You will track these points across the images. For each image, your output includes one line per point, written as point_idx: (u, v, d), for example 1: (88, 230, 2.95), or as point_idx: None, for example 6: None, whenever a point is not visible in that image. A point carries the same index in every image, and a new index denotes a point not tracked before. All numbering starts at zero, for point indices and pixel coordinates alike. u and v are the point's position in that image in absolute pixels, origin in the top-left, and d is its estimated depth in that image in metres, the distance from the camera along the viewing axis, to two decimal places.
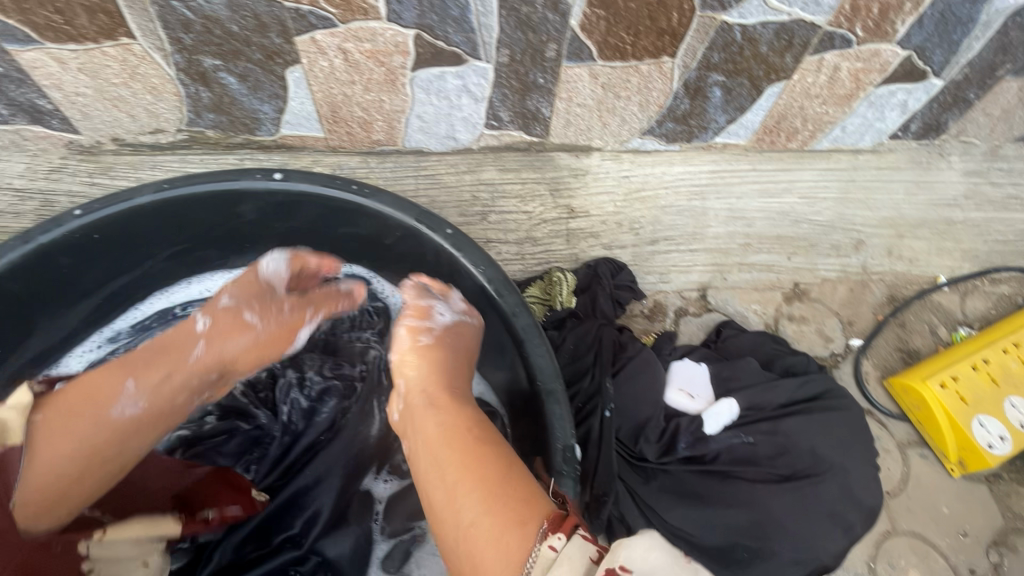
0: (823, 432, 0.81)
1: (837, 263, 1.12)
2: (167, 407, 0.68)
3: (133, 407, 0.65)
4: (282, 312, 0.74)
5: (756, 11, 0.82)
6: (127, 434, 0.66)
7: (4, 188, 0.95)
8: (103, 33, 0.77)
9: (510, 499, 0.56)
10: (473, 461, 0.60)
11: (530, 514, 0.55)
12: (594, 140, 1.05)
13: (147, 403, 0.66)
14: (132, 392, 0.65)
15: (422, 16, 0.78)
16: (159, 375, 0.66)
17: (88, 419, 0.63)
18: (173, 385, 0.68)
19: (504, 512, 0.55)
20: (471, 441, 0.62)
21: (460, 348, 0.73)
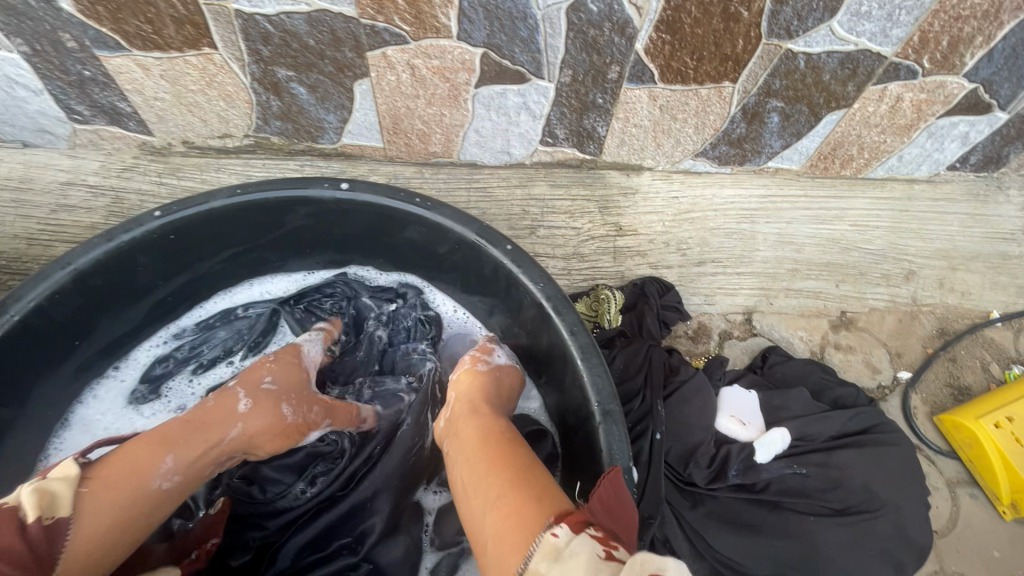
0: (876, 468, 0.81)
1: (887, 292, 1.11)
2: (196, 480, 0.64)
3: (166, 483, 0.60)
4: (312, 408, 0.74)
5: (823, 41, 0.82)
6: (161, 505, 0.61)
7: (79, 184, 1.00)
8: (188, 43, 0.82)
9: (531, 493, 0.55)
10: (503, 459, 0.60)
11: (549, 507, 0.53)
12: (646, 160, 1.06)
13: (180, 479, 0.62)
14: (167, 470, 0.61)
15: (491, 36, 0.80)
16: (198, 450, 0.63)
17: (129, 489, 0.58)
18: (205, 462, 0.64)
19: (525, 499, 0.54)
20: (501, 444, 0.63)
21: (508, 389, 0.76)
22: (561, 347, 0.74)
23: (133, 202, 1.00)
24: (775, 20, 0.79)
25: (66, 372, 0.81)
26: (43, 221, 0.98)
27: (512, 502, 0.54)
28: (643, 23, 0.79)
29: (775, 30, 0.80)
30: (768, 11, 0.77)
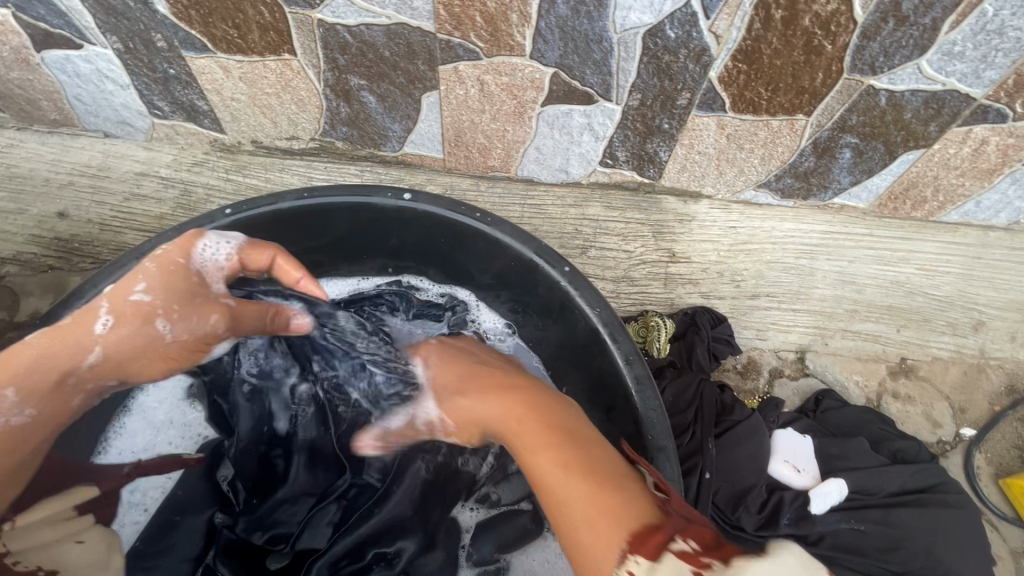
0: (937, 531, 0.83)
1: (953, 342, 1.05)
2: (62, 413, 0.61)
3: (17, 418, 0.57)
4: (201, 322, 0.66)
5: (909, 78, 0.78)
6: (23, 443, 0.58)
7: (152, 176, 1.04)
8: (270, 49, 0.85)
9: (593, 489, 0.50)
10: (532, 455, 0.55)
11: (624, 510, 0.48)
12: (706, 187, 1.03)
13: (34, 413, 0.58)
14: (14, 403, 0.57)
15: (564, 56, 0.80)
16: (49, 381, 0.59)
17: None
18: (64, 389, 0.61)
19: (579, 520, 0.49)
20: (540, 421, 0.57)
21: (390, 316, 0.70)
22: (615, 375, 0.73)
23: (200, 195, 1.03)
24: (860, 54, 0.76)
25: None
26: (116, 208, 1.02)
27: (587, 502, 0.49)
28: (720, 51, 0.77)
29: (857, 65, 0.77)
30: (853, 46, 0.74)
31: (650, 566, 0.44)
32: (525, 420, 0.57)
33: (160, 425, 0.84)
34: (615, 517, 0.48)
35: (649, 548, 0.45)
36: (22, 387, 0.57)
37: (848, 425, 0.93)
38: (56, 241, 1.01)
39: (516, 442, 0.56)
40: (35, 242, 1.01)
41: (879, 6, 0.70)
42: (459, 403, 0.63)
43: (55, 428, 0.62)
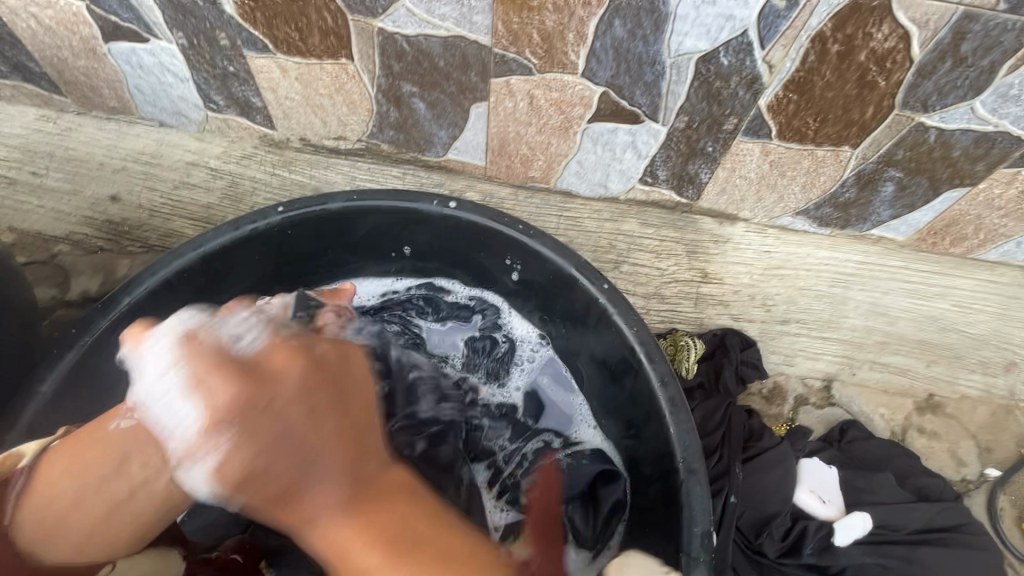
0: (959, 568, 0.85)
1: (983, 380, 1.05)
2: (163, 428, 0.64)
3: (126, 425, 0.63)
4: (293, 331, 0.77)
5: (961, 118, 0.78)
6: (122, 450, 0.61)
7: (202, 166, 1.08)
8: (328, 53, 0.87)
9: (417, 537, 0.53)
10: (371, 517, 0.53)
11: (480, 571, 0.52)
12: (743, 211, 1.04)
13: (137, 418, 0.62)
14: (134, 415, 0.63)
15: (616, 76, 0.81)
16: (154, 391, 0.64)
17: (91, 444, 0.62)
18: None
19: (437, 538, 0.54)
20: (376, 497, 0.55)
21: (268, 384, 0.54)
22: (648, 394, 0.74)
23: (246, 188, 1.06)
24: (913, 92, 0.76)
25: None
26: (166, 195, 1.06)
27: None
28: (772, 81, 0.78)
29: (910, 102, 0.77)
30: (907, 83, 0.74)
31: None
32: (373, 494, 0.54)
33: None
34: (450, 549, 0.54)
35: None
36: None
37: (873, 457, 0.94)
38: (107, 224, 1.04)
39: (383, 491, 0.64)
40: (88, 223, 1.04)
41: (937, 46, 0.69)
42: (233, 459, 0.51)
43: (159, 460, 0.64)
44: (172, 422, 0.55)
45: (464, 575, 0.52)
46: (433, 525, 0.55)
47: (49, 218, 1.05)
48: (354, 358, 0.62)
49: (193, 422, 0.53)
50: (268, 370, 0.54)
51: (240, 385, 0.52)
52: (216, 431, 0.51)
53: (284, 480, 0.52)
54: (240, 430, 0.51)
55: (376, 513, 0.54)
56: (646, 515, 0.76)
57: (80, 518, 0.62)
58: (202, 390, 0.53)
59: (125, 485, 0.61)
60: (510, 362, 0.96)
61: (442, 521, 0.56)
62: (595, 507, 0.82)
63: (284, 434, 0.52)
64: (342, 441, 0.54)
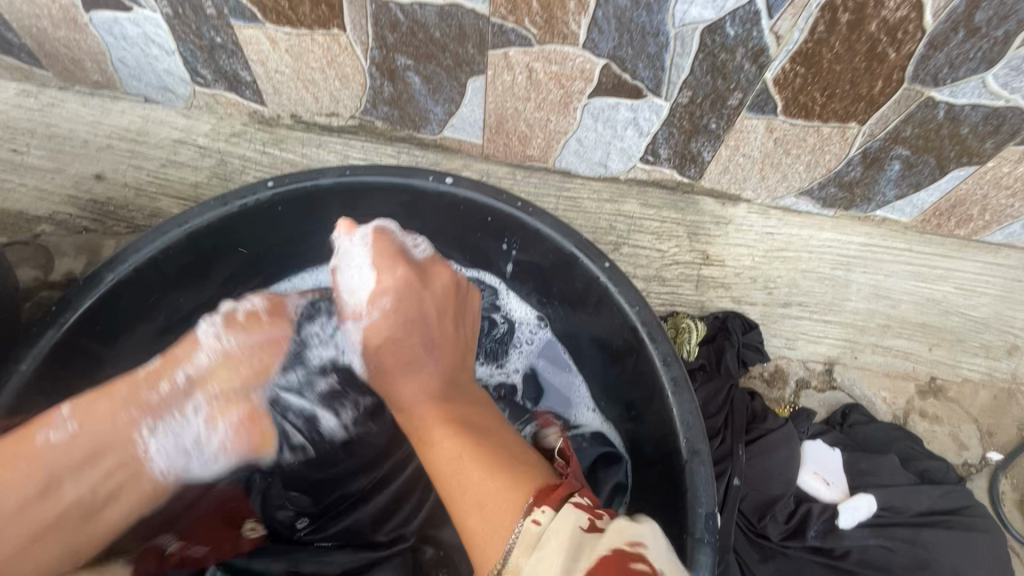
0: (962, 551, 0.84)
1: (985, 364, 1.03)
2: (110, 436, 0.67)
3: (59, 432, 0.65)
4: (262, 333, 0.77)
5: (972, 92, 0.76)
6: (51, 468, 0.64)
7: (190, 144, 1.04)
8: (319, 23, 0.84)
9: (478, 441, 0.65)
10: (463, 405, 0.73)
11: (529, 478, 0.59)
12: (746, 191, 1.02)
13: (78, 428, 0.65)
14: (58, 422, 0.65)
15: (618, 48, 0.79)
16: (95, 399, 0.67)
17: (16, 449, 0.63)
18: (105, 401, 0.67)
19: (498, 455, 0.63)
20: (465, 399, 0.75)
21: (411, 315, 0.78)
22: (650, 375, 0.72)
23: (236, 166, 1.03)
24: (924, 64, 0.73)
25: (149, 329, 0.83)
26: (153, 173, 1.03)
27: (483, 463, 0.61)
28: (779, 52, 0.75)
29: (920, 75, 0.75)
30: (919, 55, 0.72)
31: (552, 512, 0.52)
32: (465, 399, 0.74)
33: None
34: (506, 473, 0.60)
35: (550, 500, 0.54)
36: (75, 404, 0.66)
37: (876, 440, 0.93)
38: (92, 203, 1.01)
39: (430, 421, 0.70)
40: (71, 202, 1.01)
41: (951, 15, 0.67)
42: (378, 326, 0.78)
43: (101, 462, 0.67)
44: (354, 286, 0.79)
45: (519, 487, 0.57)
46: (495, 433, 0.68)
47: (31, 197, 1.01)
48: (474, 295, 0.86)
49: (370, 291, 0.78)
50: (427, 278, 0.80)
51: (408, 277, 0.78)
52: (382, 300, 0.77)
53: (409, 352, 0.77)
54: (393, 312, 0.77)
55: (469, 405, 0.73)
56: (647, 498, 0.75)
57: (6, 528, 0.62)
58: (388, 270, 0.78)
59: (56, 502, 0.65)
60: (510, 344, 0.94)
61: (503, 446, 0.65)
62: (594, 490, 0.79)
63: (422, 322, 0.78)
64: (447, 351, 0.79)
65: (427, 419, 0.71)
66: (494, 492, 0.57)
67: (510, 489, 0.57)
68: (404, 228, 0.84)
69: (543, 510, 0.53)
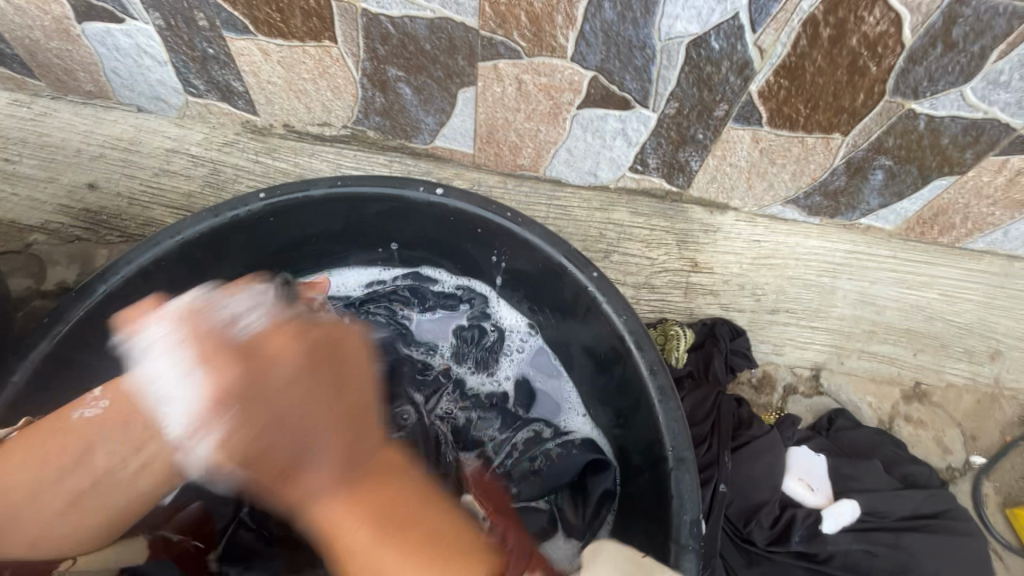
0: (944, 554, 0.86)
1: (969, 369, 1.05)
2: (133, 403, 0.68)
3: (92, 409, 0.67)
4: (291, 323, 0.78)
5: (951, 104, 0.78)
6: (89, 437, 0.66)
7: (183, 153, 1.05)
8: (310, 35, 0.85)
9: (425, 542, 0.57)
10: (380, 496, 0.60)
11: (478, 568, 0.56)
12: (733, 200, 1.03)
13: (109, 402, 0.67)
14: (93, 399, 0.68)
15: (605, 61, 0.80)
16: (120, 378, 0.69)
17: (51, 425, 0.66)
18: (138, 380, 0.70)
19: (442, 572, 0.55)
20: (380, 480, 0.61)
21: (284, 409, 0.60)
22: (637, 383, 0.74)
23: (229, 175, 1.04)
24: (904, 78, 0.75)
25: None
26: (145, 182, 1.03)
27: (425, 572, 0.55)
28: (762, 66, 0.77)
29: (900, 88, 0.76)
30: (898, 69, 0.74)
31: None
32: (371, 478, 0.60)
33: None
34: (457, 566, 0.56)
35: None
36: (108, 383, 0.69)
37: (860, 445, 0.95)
38: (84, 212, 1.01)
39: (346, 517, 0.58)
40: (64, 211, 1.01)
41: (929, 30, 0.68)
42: (226, 433, 0.60)
43: (126, 432, 0.67)
44: (231, 307, 0.68)
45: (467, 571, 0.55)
46: (437, 516, 0.60)
47: (24, 206, 1.02)
48: (344, 341, 0.70)
49: (192, 407, 0.61)
50: (256, 355, 0.62)
51: (235, 377, 0.60)
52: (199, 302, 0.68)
53: (282, 457, 0.59)
54: (236, 416, 0.59)
55: (388, 488, 0.61)
56: (633, 505, 0.76)
57: (39, 496, 0.62)
58: (209, 368, 0.61)
59: (89, 471, 0.65)
60: (500, 352, 0.94)
61: (449, 523, 0.60)
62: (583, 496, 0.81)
63: (280, 416, 0.59)
64: (336, 424, 0.61)
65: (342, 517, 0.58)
66: None
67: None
68: (227, 294, 0.70)
69: None
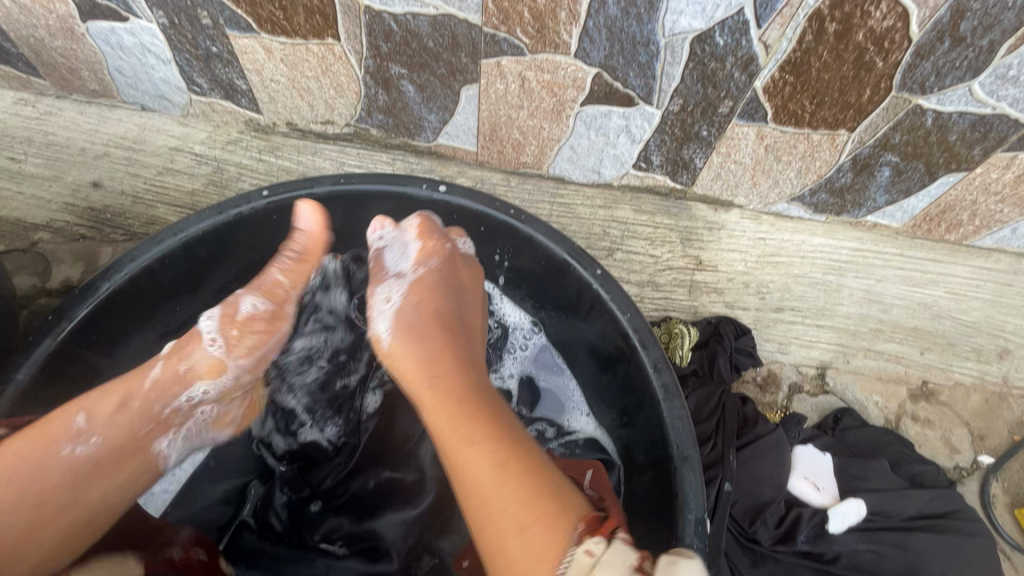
0: (952, 554, 0.85)
1: (976, 368, 1.04)
2: (130, 438, 0.66)
3: (83, 445, 0.63)
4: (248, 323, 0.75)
5: (959, 100, 0.77)
6: (87, 473, 0.63)
7: (186, 152, 1.05)
8: (313, 33, 0.85)
9: (521, 472, 0.57)
10: (481, 419, 0.61)
11: (564, 503, 0.55)
12: (738, 197, 1.03)
13: (101, 439, 0.64)
14: (83, 428, 0.63)
15: (609, 57, 0.79)
16: (109, 408, 0.65)
17: (40, 454, 0.61)
18: (129, 412, 0.66)
19: (536, 490, 0.56)
20: (479, 404, 0.63)
21: (443, 288, 0.75)
22: (641, 381, 0.73)
23: (232, 173, 1.04)
24: (911, 73, 0.74)
25: (146, 337, 0.84)
26: (149, 181, 1.03)
27: (515, 485, 0.56)
28: (768, 61, 0.76)
29: (907, 83, 0.75)
30: (905, 64, 0.73)
31: (604, 546, 0.50)
32: (474, 408, 0.62)
33: None
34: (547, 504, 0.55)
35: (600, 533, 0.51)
36: (95, 411, 0.64)
37: (867, 444, 0.94)
38: (89, 211, 1.02)
39: (449, 414, 0.62)
40: (69, 210, 1.02)
41: (937, 25, 0.68)
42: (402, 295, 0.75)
43: (129, 464, 0.66)
44: (393, 264, 0.78)
45: (554, 511, 0.54)
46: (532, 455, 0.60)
47: (29, 205, 1.02)
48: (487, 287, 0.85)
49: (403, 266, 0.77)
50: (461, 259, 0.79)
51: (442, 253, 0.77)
52: (427, 262, 0.76)
53: (435, 318, 0.72)
54: (431, 274, 0.76)
55: (495, 421, 0.61)
56: (638, 504, 0.75)
57: (42, 518, 0.60)
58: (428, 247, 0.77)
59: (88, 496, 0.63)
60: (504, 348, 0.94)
61: (540, 463, 0.59)
62: None
63: (449, 296, 0.75)
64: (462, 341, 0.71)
65: (445, 408, 0.62)
66: (527, 507, 0.54)
67: (553, 519, 0.53)
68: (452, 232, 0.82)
69: (597, 539, 0.51)
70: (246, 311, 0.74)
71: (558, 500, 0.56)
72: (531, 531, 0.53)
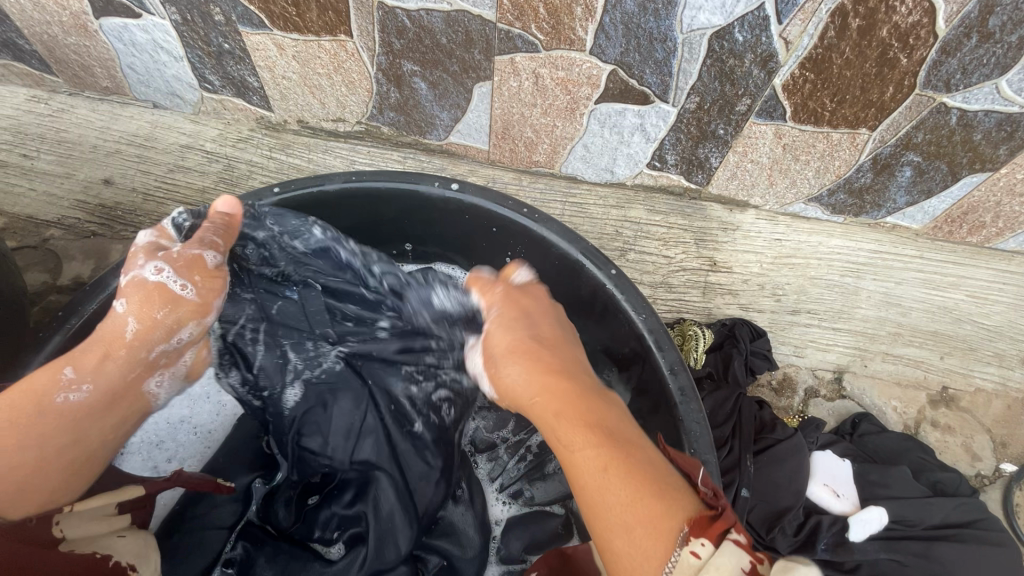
0: (978, 565, 0.82)
1: (998, 373, 1.02)
2: (120, 387, 0.61)
3: (76, 394, 0.57)
4: (179, 261, 0.65)
5: (985, 98, 0.75)
6: (81, 421, 0.57)
7: (198, 150, 1.05)
8: (326, 29, 0.84)
9: (626, 467, 0.50)
10: (578, 414, 0.55)
11: (675, 501, 0.47)
12: (754, 198, 1.01)
13: (93, 386, 0.59)
14: (71, 380, 0.58)
15: (625, 54, 0.78)
16: (96, 357, 0.59)
17: (31, 412, 0.55)
18: (117, 363, 0.61)
19: (640, 488, 0.48)
20: (580, 405, 0.56)
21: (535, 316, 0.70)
22: (657, 383, 0.71)
23: (243, 171, 1.03)
24: (936, 70, 0.72)
25: None
26: (160, 178, 1.03)
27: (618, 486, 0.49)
28: (788, 58, 0.74)
29: (932, 81, 0.73)
30: (931, 61, 0.71)
31: (712, 549, 0.42)
32: (573, 405, 0.56)
33: (196, 397, 0.84)
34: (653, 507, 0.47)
35: (711, 534, 0.43)
36: (78, 363, 0.58)
37: (888, 450, 0.92)
38: (100, 208, 1.01)
39: (551, 417, 0.57)
40: (80, 207, 1.01)
41: (964, 21, 0.66)
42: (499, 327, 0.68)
43: (120, 410, 0.61)
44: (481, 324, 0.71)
45: (657, 511, 0.46)
46: (639, 447, 0.53)
47: (41, 202, 1.02)
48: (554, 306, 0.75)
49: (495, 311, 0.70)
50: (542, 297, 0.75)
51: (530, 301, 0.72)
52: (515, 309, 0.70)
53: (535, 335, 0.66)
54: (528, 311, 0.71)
55: (598, 415, 0.55)
56: None
57: (42, 472, 0.54)
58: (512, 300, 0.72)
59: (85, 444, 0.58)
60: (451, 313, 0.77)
61: (644, 456, 0.51)
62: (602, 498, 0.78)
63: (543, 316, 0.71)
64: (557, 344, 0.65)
65: (550, 408, 0.57)
66: (630, 510, 0.47)
67: (657, 523, 0.45)
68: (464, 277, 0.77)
69: (703, 542, 0.43)
70: (210, 262, 0.67)
71: (666, 498, 0.47)
72: (627, 536, 0.46)
